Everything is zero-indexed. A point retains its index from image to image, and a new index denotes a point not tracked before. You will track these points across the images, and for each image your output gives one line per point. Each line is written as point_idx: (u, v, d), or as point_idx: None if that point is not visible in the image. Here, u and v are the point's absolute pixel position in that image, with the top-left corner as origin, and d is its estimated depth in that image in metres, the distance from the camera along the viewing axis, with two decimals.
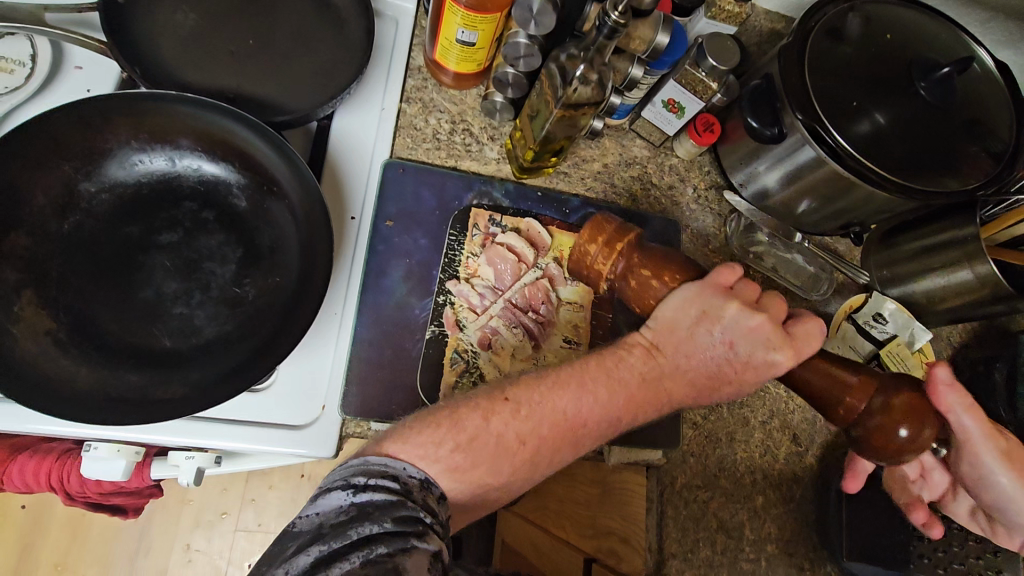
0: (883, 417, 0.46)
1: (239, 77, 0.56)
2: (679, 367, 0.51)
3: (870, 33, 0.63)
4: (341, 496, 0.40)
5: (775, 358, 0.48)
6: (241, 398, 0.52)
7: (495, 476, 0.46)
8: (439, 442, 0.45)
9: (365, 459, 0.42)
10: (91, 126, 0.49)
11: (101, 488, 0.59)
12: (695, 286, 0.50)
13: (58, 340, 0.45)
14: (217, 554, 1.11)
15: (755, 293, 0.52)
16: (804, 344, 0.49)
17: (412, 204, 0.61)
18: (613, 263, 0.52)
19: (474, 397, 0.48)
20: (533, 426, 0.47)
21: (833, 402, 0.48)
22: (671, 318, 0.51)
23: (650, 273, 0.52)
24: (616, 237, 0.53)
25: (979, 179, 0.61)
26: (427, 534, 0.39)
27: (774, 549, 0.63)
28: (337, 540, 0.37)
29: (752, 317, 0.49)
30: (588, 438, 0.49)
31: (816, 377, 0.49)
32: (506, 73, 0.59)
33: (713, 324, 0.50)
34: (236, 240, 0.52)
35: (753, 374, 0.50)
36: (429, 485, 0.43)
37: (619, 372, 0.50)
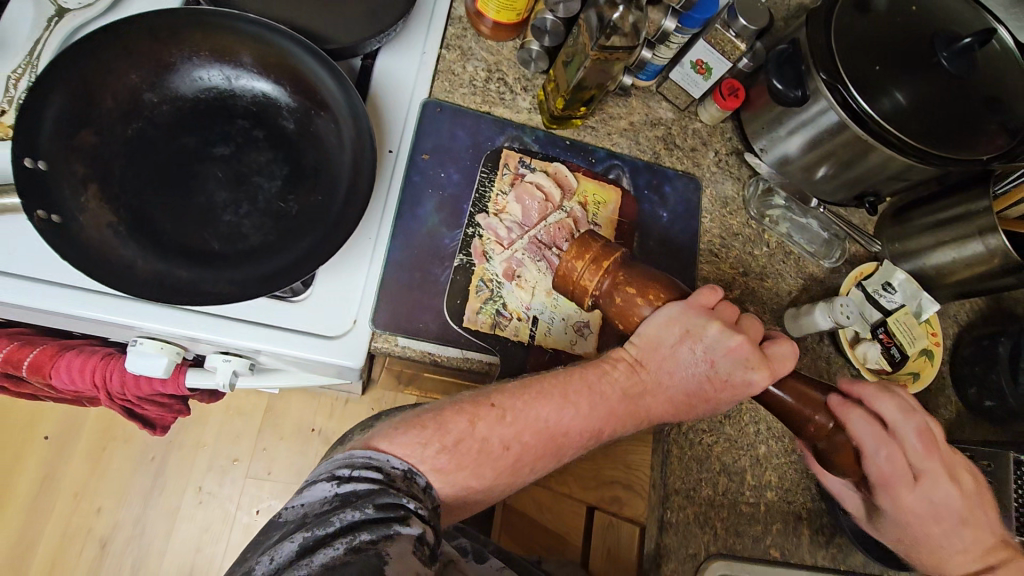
0: (846, 434, 0.51)
1: (293, 9, 0.60)
2: (661, 382, 0.53)
3: (897, 6, 0.65)
4: (326, 487, 0.44)
5: (752, 378, 0.50)
6: (280, 306, 0.55)
7: (479, 479, 0.49)
8: (426, 443, 0.48)
9: (350, 454, 0.47)
10: (160, 40, 0.53)
11: (139, 390, 0.62)
12: (680, 305, 0.51)
13: (119, 232, 0.49)
14: (227, 498, 1.14)
15: (733, 315, 0.53)
16: (779, 366, 0.51)
17: (447, 142, 0.64)
18: (598, 280, 0.52)
19: (462, 401, 0.51)
20: (517, 431, 0.50)
21: (803, 420, 0.51)
22: (654, 336, 0.52)
23: (635, 292, 0.51)
24: (604, 254, 0.52)
25: (993, 151, 0.63)
26: (408, 519, 0.43)
27: (773, 496, 0.66)
28: (320, 527, 0.41)
29: (731, 338, 0.51)
30: (569, 447, 0.52)
31: (792, 399, 0.51)
32: (546, 20, 0.62)
33: (694, 343, 0.51)
34: (283, 158, 0.55)
35: (730, 391, 0.52)
36: (412, 475, 0.47)
37: (601, 386, 0.52)
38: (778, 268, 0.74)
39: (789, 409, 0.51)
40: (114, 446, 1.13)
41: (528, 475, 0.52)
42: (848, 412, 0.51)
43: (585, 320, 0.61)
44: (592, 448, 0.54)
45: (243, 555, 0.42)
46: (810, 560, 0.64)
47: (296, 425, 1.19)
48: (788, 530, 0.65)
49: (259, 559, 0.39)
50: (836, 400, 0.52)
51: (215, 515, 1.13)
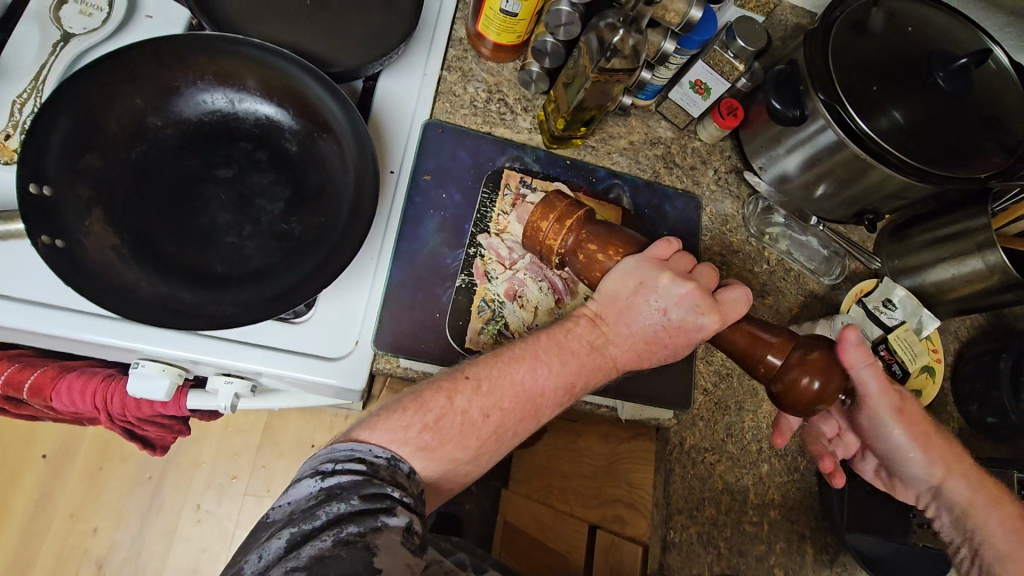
0: (799, 372, 0.49)
1: (296, 33, 0.60)
2: (621, 333, 0.53)
3: (893, 28, 0.66)
4: (310, 483, 0.43)
5: (702, 322, 0.51)
6: (281, 327, 0.55)
7: (463, 451, 0.49)
8: (408, 423, 0.47)
9: (331, 448, 0.46)
10: (165, 63, 0.53)
11: (140, 411, 0.62)
12: (635, 258, 0.52)
13: (122, 254, 0.49)
14: (226, 516, 1.13)
15: (688, 265, 0.54)
16: (731, 310, 0.52)
17: (449, 162, 0.64)
18: (562, 238, 0.56)
19: (438, 380, 0.51)
20: (495, 399, 0.50)
21: (755, 359, 0.51)
22: (612, 290, 0.53)
23: (596, 248, 0.54)
24: (567, 213, 0.56)
25: (990, 170, 0.63)
26: (395, 509, 0.42)
27: (777, 515, 0.65)
28: (307, 521, 0.40)
29: (682, 286, 0.51)
30: (547, 407, 0.52)
31: (741, 338, 0.52)
32: (545, 43, 0.62)
33: (649, 294, 0.51)
34: (285, 180, 0.56)
35: (684, 337, 0.52)
36: (396, 462, 0.46)
37: (569, 343, 0.53)
38: (778, 284, 0.75)
39: (738, 349, 0.52)
40: (111, 464, 1.12)
41: (514, 438, 0.52)
42: (798, 350, 0.50)
43: None
44: (571, 404, 0.54)
45: (232, 558, 0.40)
46: None
47: (295, 442, 1.18)
48: (792, 549, 0.64)
49: (248, 558, 0.39)
50: (785, 341, 0.51)
51: (214, 533, 1.12)
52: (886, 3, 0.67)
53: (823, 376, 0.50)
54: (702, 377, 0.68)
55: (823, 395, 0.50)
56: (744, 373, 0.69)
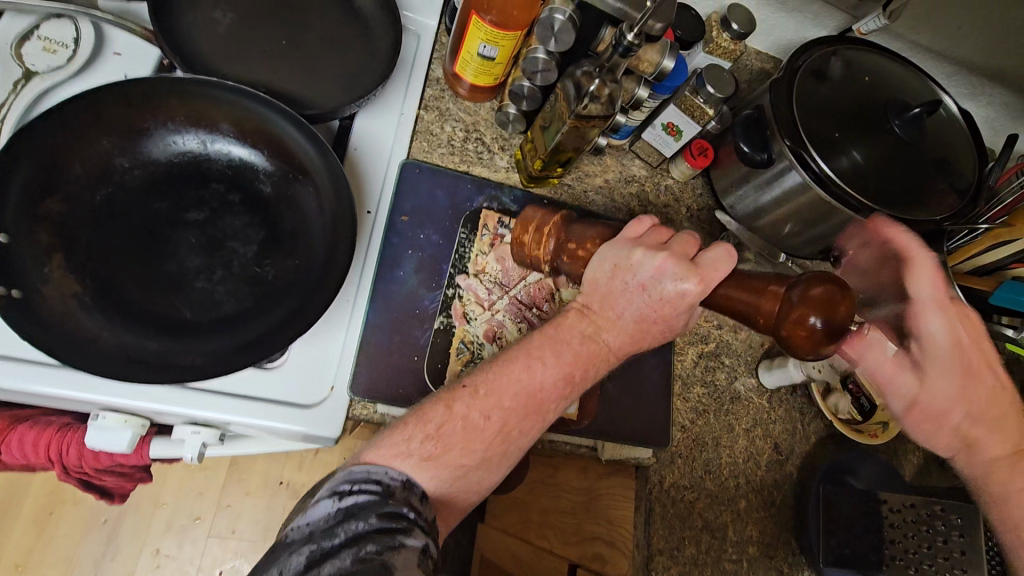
0: (799, 309, 0.44)
1: (271, 74, 0.60)
2: (611, 316, 0.52)
3: (850, 75, 0.69)
4: (328, 503, 0.41)
5: (684, 289, 0.49)
6: (252, 374, 0.53)
7: (470, 457, 0.47)
8: (410, 436, 0.46)
9: (348, 470, 0.44)
10: (133, 104, 0.52)
11: (99, 462, 0.59)
12: (610, 244, 0.52)
13: (84, 303, 0.47)
14: (188, 560, 1.07)
15: (664, 237, 0.52)
16: (713, 272, 0.49)
17: (426, 202, 0.64)
18: (545, 245, 0.57)
19: (438, 393, 0.50)
20: (495, 399, 0.49)
21: (752, 315, 0.47)
22: (592, 278, 0.52)
23: (575, 246, 0.55)
24: (543, 222, 0.58)
25: (945, 212, 0.66)
26: (412, 530, 0.41)
27: (755, 551, 0.66)
28: (327, 540, 0.38)
29: (657, 257, 0.49)
30: (552, 403, 0.50)
31: (728, 297, 0.49)
32: (523, 87, 0.63)
33: (626, 273, 0.50)
34: (259, 223, 0.55)
35: (671, 310, 0.50)
36: (411, 485, 0.44)
37: (562, 336, 0.52)
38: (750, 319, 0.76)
39: (737, 308, 0.48)
40: (64, 508, 1.06)
41: (523, 441, 0.50)
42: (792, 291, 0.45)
43: None
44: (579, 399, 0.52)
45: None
46: None
47: (263, 479, 1.13)
48: None
49: (267, 574, 0.37)
50: (777, 287, 0.46)
51: None
52: (844, 51, 0.70)
53: (825, 311, 0.44)
54: (678, 414, 0.68)
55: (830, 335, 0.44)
56: (720, 408, 0.70)
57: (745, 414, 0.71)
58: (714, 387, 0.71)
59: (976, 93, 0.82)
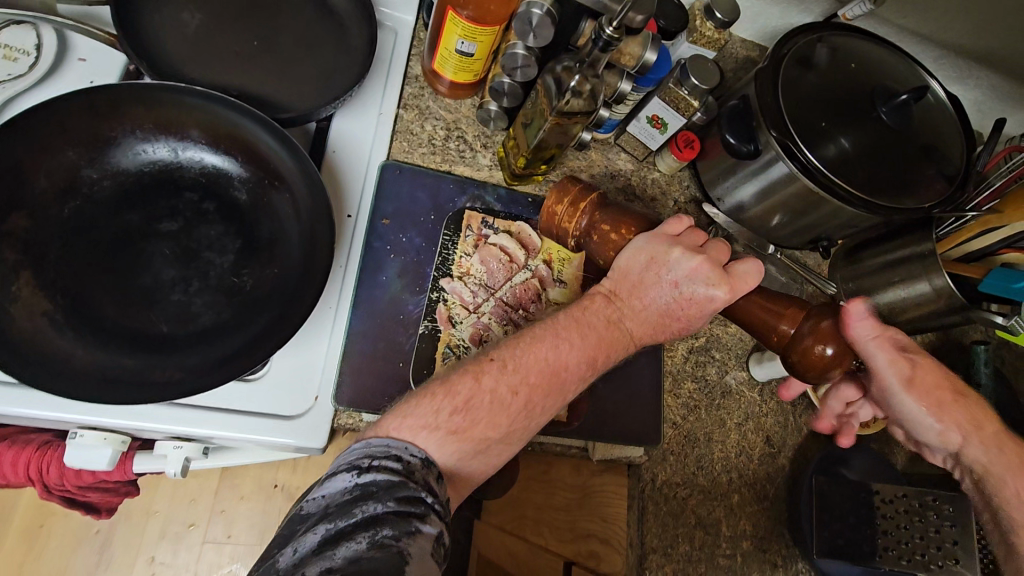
0: (811, 338, 0.50)
1: (243, 77, 0.58)
2: (636, 307, 0.53)
3: (837, 63, 0.68)
4: (345, 478, 0.39)
5: (714, 295, 0.51)
6: (232, 387, 0.52)
7: (495, 429, 0.46)
8: (438, 407, 0.45)
9: (367, 442, 0.42)
10: (98, 113, 0.50)
11: (80, 480, 0.58)
12: (647, 236, 0.54)
13: (54, 321, 0.46)
14: (183, 567, 1.06)
15: (700, 240, 0.55)
16: (742, 284, 0.52)
17: (408, 204, 0.63)
18: (576, 220, 0.59)
19: (464, 364, 0.49)
20: (522, 375, 0.48)
21: (769, 330, 0.52)
22: (624, 265, 0.54)
23: (609, 228, 0.57)
24: (579, 197, 0.59)
25: (934, 199, 0.66)
26: (428, 516, 0.39)
27: (749, 546, 0.66)
28: (343, 519, 0.37)
29: (692, 259, 0.51)
30: (570, 384, 0.50)
31: (754, 308, 0.53)
32: (503, 83, 0.62)
33: (660, 268, 0.52)
34: (235, 232, 0.53)
35: (696, 309, 0.52)
36: (429, 464, 0.43)
37: (587, 318, 0.52)
38: None
39: (753, 320, 0.53)
40: (54, 519, 1.05)
41: (542, 419, 0.50)
42: (808, 320, 0.51)
43: None
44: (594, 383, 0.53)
45: (263, 550, 0.37)
46: None
47: (257, 483, 1.12)
48: None
49: (282, 551, 0.35)
50: (797, 310, 0.52)
51: None
52: (830, 38, 0.69)
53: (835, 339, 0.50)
54: (670, 410, 0.68)
55: (835, 364, 0.51)
56: (711, 403, 0.70)
57: (737, 408, 0.70)
58: (705, 382, 0.70)
59: (963, 77, 0.82)
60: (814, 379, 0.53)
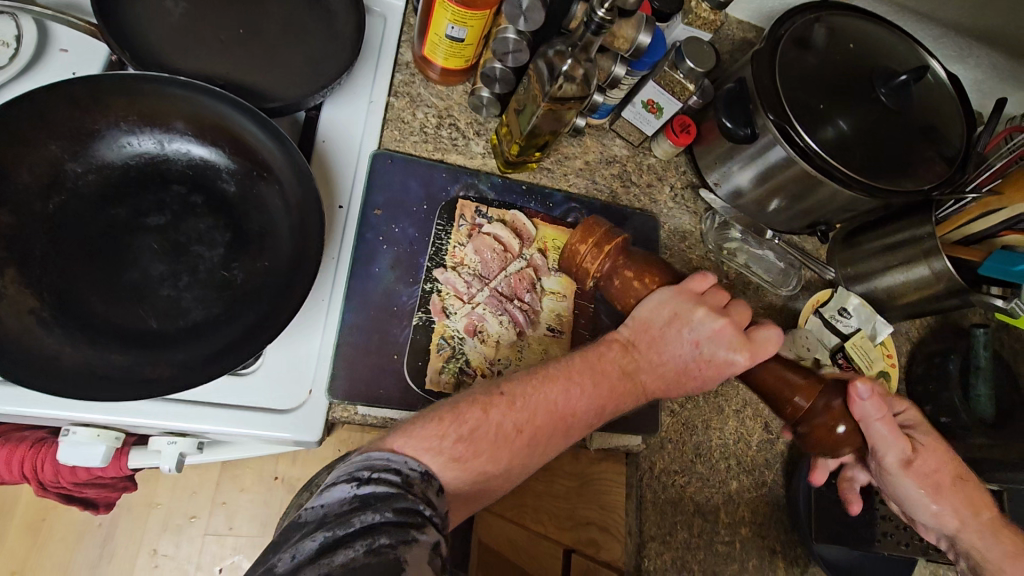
0: (825, 416, 0.50)
1: (228, 66, 0.57)
2: (653, 362, 0.53)
3: (835, 43, 0.66)
4: (344, 489, 0.40)
5: (734, 359, 0.50)
6: (226, 382, 0.51)
7: (494, 465, 0.47)
8: (443, 434, 0.45)
9: (367, 455, 0.43)
10: (80, 106, 0.49)
11: (76, 476, 0.58)
12: (670, 290, 0.52)
13: (42, 319, 0.45)
14: (185, 559, 1.07)
15: (723, 300, 0.53)
16: (763, 348, 0.51)
17: (400, 193, 0.62)
18: (600, 263, 0.54)
19: (473, 393, 0.49)
20: (529, 414, 0.48)
21: (782, 399, 0.51)
22: (646, 317, 0.52)
23: (632, 275, 0.54)
24: (606, 238, 0.54)
25: (934, 180, 0.65)
26: (425, 526, 0.39)
27: (748, 532, 0.66)
28: (341, 527, 0.37)
29: (716, 321, 0.50)
30: (576, 427, 0.50)
31: (769, 378, 0.51)
32: (494, 68, 0.61)
33: (683, 325, 0.51)
34: (224, 225, 0.52)
35: (715, 371, 0.51)
36: (429, 478, 0.44)
37: (602, 364, 0.52)
38: (738, 298, 0.74)
39: (764, 387, 0.51)
40: (56, 514, 1.05)
41: (541, 460, 0.50)
42: (824, 398, 0.50)
43: None
44: (597, 429, 0.53)
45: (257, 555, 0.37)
46: None
47: (257, 475, 1.13)
48: (764, 565, 0.65)
49: (280, 556, 0.36)
50: (814, 383, 0.50)
51: None
52: (828, 18, 0.68)
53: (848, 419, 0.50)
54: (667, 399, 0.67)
55: (845, 440, 0.51)
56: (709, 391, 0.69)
57: (735, 395, 0.70)
58: None
59: (962, 56, 0.80)
60: (821, 451, 0.52)
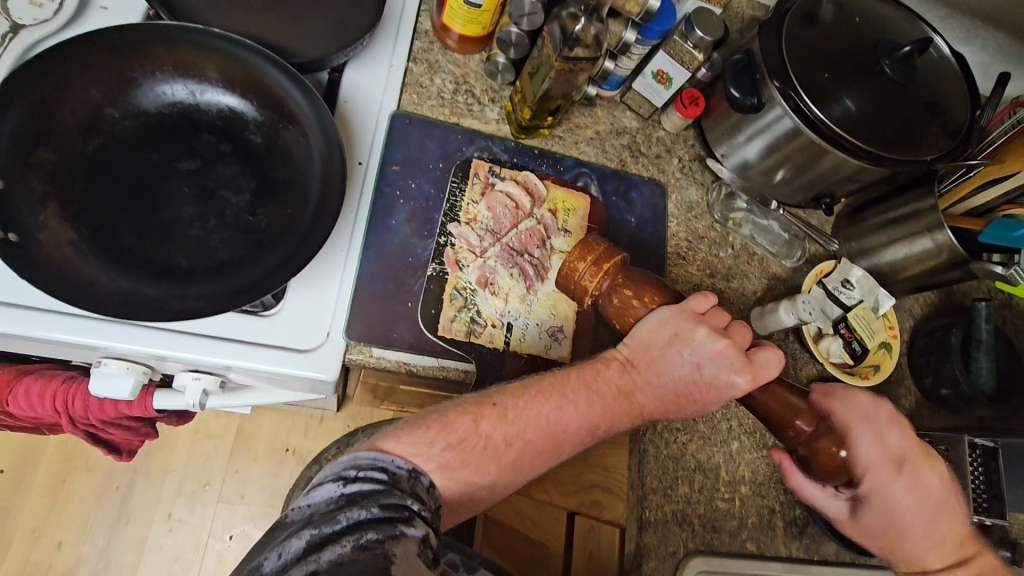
0: (825, 441, 0.50)
1: (257, 25, 0.60)
2: (651, 382, 0.55)
3: (842, 18, 0.68)
4: (332, 487, 0.42)
5: (735, 381, 0.52)
6: (249, 321, 0.54)
7: (482, 476, 0.49)
8: (432, 441, 0.47)
9: (355, 455, 0.45)
10: (121, 54, 0.52)
11: (104, 412, 0.61)
12: (671, 310, 0.54)
13: (80, 250, 0.48)
14: (199, 525, 1.09)
15: (723, 321, 0.55)
16: (764, 370, 0.52)
17: (417, 152, 0.65)
18: (598, 281, 0.57)
19: (465, 402, 0.51)
20: (520, 429, 0.51)
21: (783, 425, 0.51)
22: (645, 338, 0.55)
23: (632, 295, 0.55)
24: (604, 257, 0.57)
25: (935, 153, 0.66)
26: (413, 520, 0.42)
27: (748, 490, 0.67)
28: (328, 525, 0.39)
29: (717, 342, 0.53)
30: (567, 444, 0.53)
31: (773, 403, 0.52)
32: (510, 33, 0.64)
33: (683, 346, 0.53)
34: (251, 172, 0.55)
35: (713, 393, 0.54)
36: (417, 474, 0.45)
37: (597, 384, 0.54)
38: (741, 267, 0.76)
39: (769, 412, 0.52)
40: (75, 477, 1.08)
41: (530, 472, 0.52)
42: (824, 422, 0.51)
43: (559, 326, 0.63)
44: (587, 447, 0.55)
45: (246, 555, 0.39)
46: (785, 551, 0.66)
47: (269, 446, 1.15)
48: (764, 524, 0.66)
49: (266, 556, 0.38)
50: (814, 407, 0.52)
51: (185, 542, 1.08)
52: None
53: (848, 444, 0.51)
54: None
55: (843, 467, 0.52)
56: None
57: None
58: None
59: (968, 37, 0.82)
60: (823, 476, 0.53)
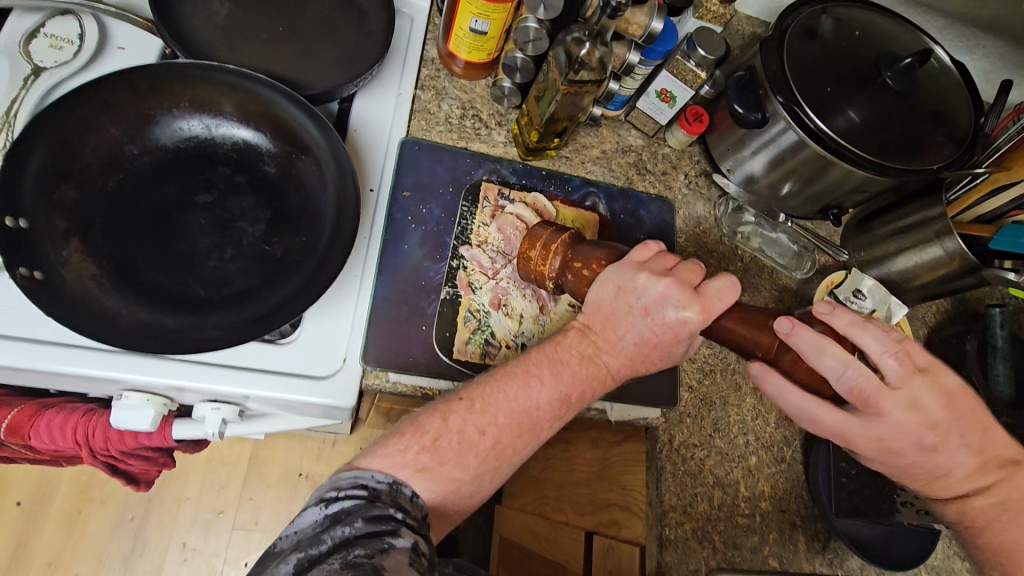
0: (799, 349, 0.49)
1: (270, 60, 0.61)
2: (611, 340, 0.54)
3: (842, 32, 0.69)
4: (315, 511, 0.43)
5: (686, 317, 0.51)
6: (267, 350, 0.54)
7: (464, 470, 0.49)
8: (406, 447, 0.48)
9: (335, 476, 0.46)
10: (139, 92, 0.54)
11: (123, 444, 0.61)
12: (614, 266, 0.54)
13: (102, 284, 0.49)
14: (214, 553, 1.09)
15: (668, 263, 0.54)
16: (712, 302, 0.51)
17: (427, 177, 0.66)
18: (550, 262, 0.57)
19: (433, 404, 0.52)
20: (490, 415, 0.50)
21: (750, 348, 0.51)
22: (595, 300, 0.54)
23: (581, 265, 0.56)
24: (551, 240, 0.58)
25: (941, 162, 0.66)
26: (399, 531, 0.42)
27: (768, 506, 0.66)
28: (314, 548, 0.40)
29: (660, 283, 0.52)
30: (543, 421, 0.52)
31: (732, 326, 0.52)
32: (515, 58, 0.65)
33: (630, 297, 0.52)
34: (265, 203, 0.56)
35: (673, 337, 0.52)
36: (398, 486, 0.46)
37: (559, 355, 0.54)
38: (751, 280, 0.77)
39: (734, 341, 0.52)
40: (91, 508, 1.08)
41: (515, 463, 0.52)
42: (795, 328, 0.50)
43: None
44: (568, 422, 0.54)
45: None
46: (808, 567, 0.65)
47: (282, 472, 1.15)
48: (785, 538, 0.66)
49: None
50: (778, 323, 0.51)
51: (201, 571, 1.07)
52: (834, 9, 0.70)
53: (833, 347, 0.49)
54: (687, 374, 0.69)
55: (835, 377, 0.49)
56: (727, 368, 0.71)
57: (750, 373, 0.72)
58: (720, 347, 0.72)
59: (968, 46, 0.83)
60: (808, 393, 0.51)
